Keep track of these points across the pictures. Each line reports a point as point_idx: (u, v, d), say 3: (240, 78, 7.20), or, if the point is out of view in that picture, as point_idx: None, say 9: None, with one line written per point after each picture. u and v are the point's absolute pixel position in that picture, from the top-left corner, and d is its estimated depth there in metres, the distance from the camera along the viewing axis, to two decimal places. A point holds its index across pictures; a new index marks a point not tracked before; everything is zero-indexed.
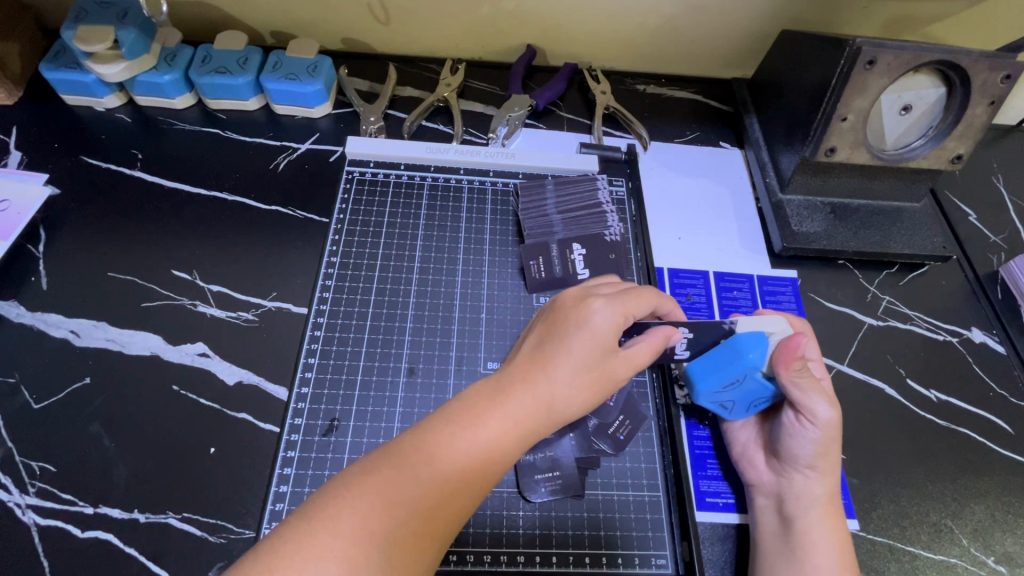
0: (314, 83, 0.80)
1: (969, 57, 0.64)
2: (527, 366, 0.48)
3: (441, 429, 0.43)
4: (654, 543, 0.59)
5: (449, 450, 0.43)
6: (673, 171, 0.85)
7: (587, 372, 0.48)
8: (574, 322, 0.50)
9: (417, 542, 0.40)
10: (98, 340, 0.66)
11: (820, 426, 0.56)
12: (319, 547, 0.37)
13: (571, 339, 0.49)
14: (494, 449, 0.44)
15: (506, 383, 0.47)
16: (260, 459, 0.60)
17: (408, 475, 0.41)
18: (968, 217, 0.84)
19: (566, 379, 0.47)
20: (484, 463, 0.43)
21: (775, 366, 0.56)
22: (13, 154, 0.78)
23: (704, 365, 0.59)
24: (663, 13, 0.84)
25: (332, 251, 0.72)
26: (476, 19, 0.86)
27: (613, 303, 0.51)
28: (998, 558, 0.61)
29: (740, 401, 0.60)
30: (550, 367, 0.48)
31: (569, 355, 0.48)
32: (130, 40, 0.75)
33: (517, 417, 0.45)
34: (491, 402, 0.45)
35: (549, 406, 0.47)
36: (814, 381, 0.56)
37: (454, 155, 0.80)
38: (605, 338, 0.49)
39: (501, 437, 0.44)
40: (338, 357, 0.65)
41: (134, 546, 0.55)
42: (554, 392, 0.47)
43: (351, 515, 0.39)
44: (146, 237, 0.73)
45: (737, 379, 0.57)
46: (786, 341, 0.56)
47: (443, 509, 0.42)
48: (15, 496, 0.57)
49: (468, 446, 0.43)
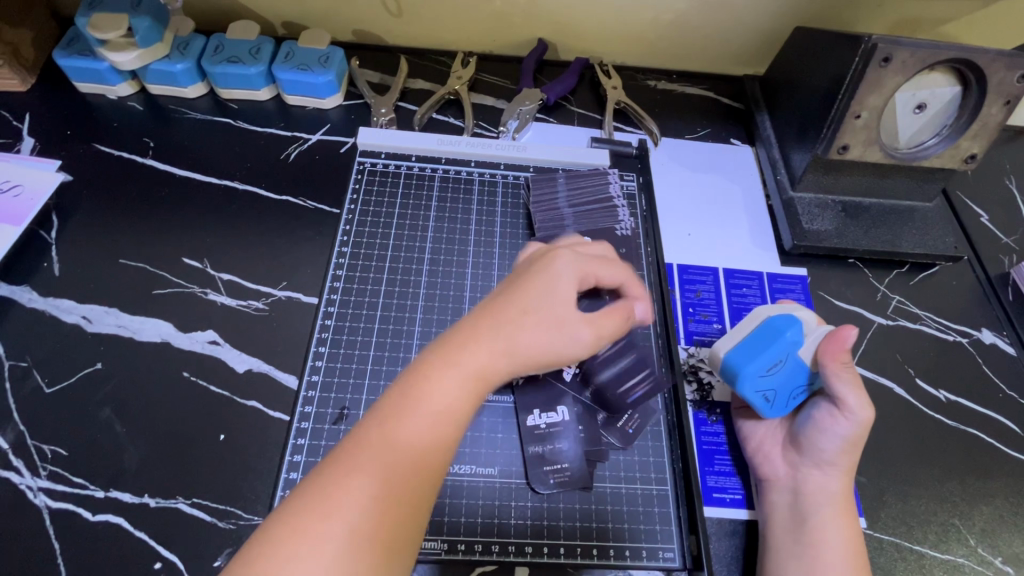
0: (326, 74, 0.80)
1: (986, 56, 0.64)
2: (478, 326, 0.48)
3: (398, 400, 0.44)
4: (661, 536, 0.59)
5: (408, 420, 0.43)
6: (683, 167, 0.85)
7: (542, 327, 0.49)
8: (541, 278, 0.51)
9: (404, 514, 0.40)
10: (110, 326, 0.66)
11: (855, 423, 0.57)
12: (302, 536, 0.37)
13: (535, 296, 0.50)
14: (456, 407, 0.45)
15: (459, 346, 0.47)
16: (269, 447, 0.60)
17: (381, 445, 0.41)
18: (980, 217, 0.83)
19: (521, 335, 0.48)
20: (444, 424, 0.44)
21: (823, 359, 0.58)
22: (27, 139, 0.79)
23: (744, 349, 0.59)
24: (676, 8, 0.84)
25: (343, 240, 0.73)
26: (488, 11, 0.86)
27: (574, 262, 0.52)
28: (1005, 559, 0.61)
29: (782, 391, 0.59)
30: (510, 321, 0.48)
31: (528, 310, 0.49)
32: (144, 28, 0.75)
33: (473, 371, 0.46)
34: (447, 363, 0.46)
35: (509, 357, 0.48)
36: (856, 378, 0.58)
37: (466, 147, 0.79)
38: (567, 295, 0.51)
39: (461, 392, 0.45)
40: (349, 346, 0.66)
41: (144, 531, 0.56)
42: (514, 344, 0.48)
43: (325, 500, 0.39)
44: (156, 225, 0.74)
45: (778, 360, 0.58)
46: (833, 334, 0.58)
47: (420, 477, 0.42)
48: (27, 479, 0.57)
49: (433, 407, 0.44)
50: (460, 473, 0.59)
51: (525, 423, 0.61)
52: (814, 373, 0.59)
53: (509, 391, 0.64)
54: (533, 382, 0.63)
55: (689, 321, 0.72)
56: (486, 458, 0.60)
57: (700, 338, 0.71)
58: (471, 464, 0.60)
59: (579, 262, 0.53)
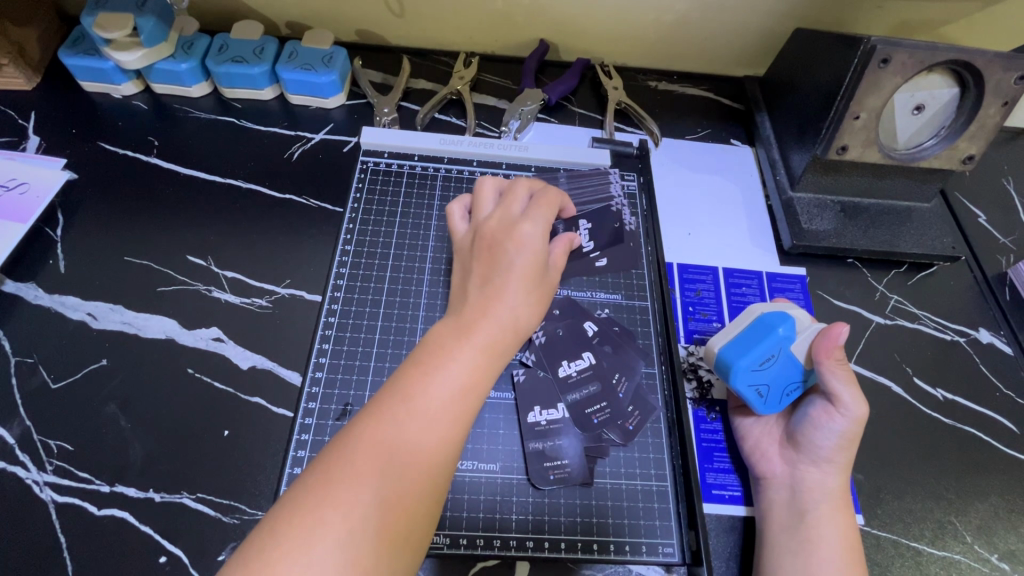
0: (330, 73, 0.81)
1: (984, 57, 0.64)
2: (478, 297, 0.48)
3: (414, 373, 0.44)
4: (661, 532, 0.59)
5: (425, 391, 0.43)
6: (684, 167, 0.86)
7: (530, 290, 0.50)
8: (510, 241, 0.51)
9: (424, 480, 0.41)
10: (115, 322, 0.67)
11: (850, 420, 0.58)
12: (321, 502, 0.37)
13: (515, 263, 0.50)
14: (471, 380, 0.44)
15: (465, 319, 0.47)
16: (273, 443, 0.61)
17: (395, 415, 0.41)
18: (978, 218, 0.84)
19: (516, 301, 0.48)
20: (463, 395, 0.44)
21: (817, 357, 0.58)
22: (32, 138, 0.79)
23: (737, 344, 0.60)
24: (677, 9, 0.85)
25: (346, 239, 0.73)
26: (490, 11, 0.86)
27: (540, 222, 0.53)
28: (1001, 556, 0.62)
29: (775, 386, 0.60)
30: (499, 290, 0.48)
31: (513, 277, 0.49)
32: (149, 28, 0.76)
33: (483, 345, 0.46)
34: (457, 336, 0.46)
35: (511, 330, 0.48)
36: (850, 375, 0.58)
37: (467, 146, 0.80)
38: (542, 252, 0.51)
39: (475, 367, 0.45)
40: (352, 342, 0.66)
41: (149, 525, 0.56)
42: (513, 312, 0.48)
43: (344, 466, 0.39)
44: (160, 223, 0.74)
45: (771, 355, 0.59)
46: (825, 331, 0.59)
47: (438, 447, 0.42)
48: (33, 474, 0.58)
49: (450, 381, 0.44)
50: (462, 468, 0.60)
51: (526, 420, 0.62)
52: (808, 370, 0.60)
53: (509, 388, 0.64)
54: (534, 379, 0.64)
55: (689, 319, 0.73)
56: (487, 453, 0.61)
57: (700, 336, 0.71)
58: (472, 459, 0.60)
59: (542, 219, 0.53)
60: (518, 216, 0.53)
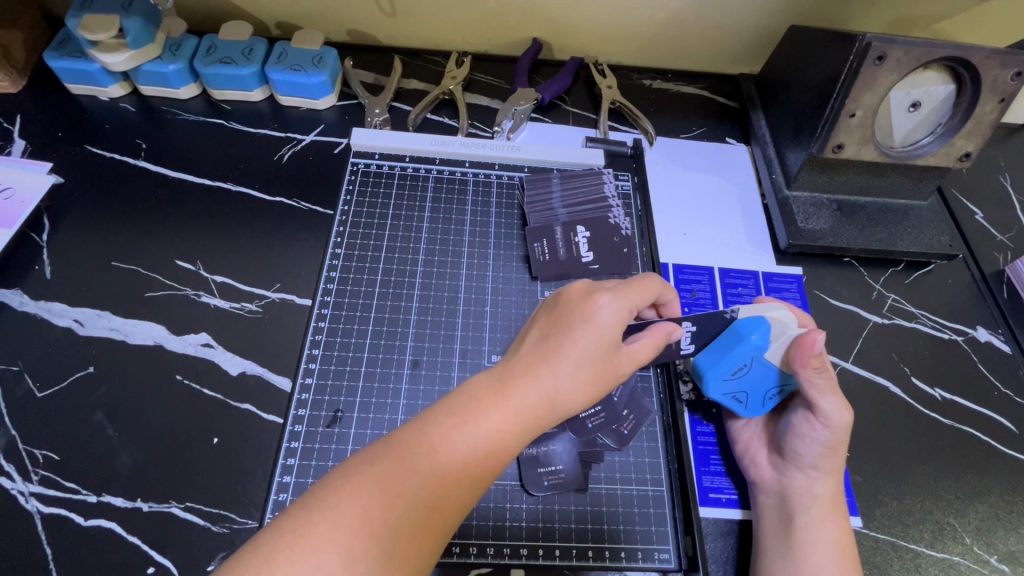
0: (320, 74, 0.80)
1: (980, 53, 0.64)
2: (531, 359, 0.46)
3: (441, 421, 0.42)
4: (657, 538, 0.59)
5: (449, 445, 0.41)
6: (680, 166, 0.85)
7: (589, 369, 0.46)
8: (578, 312, 0.48)
9: (424, 534, 0.39)
10: (102, 329, 0.66)
11: (831, 427, 0.56)
12: (319, 536, 0.36)
13: (577, 331, 0.47)
14: (496, 447, 0.42)
15: (510, 379, 0.45)
16: (263, 450, 0.60)
17: (412, 461, 0.40)
18: (975, 216, 0.83)
19: (569, 374, 0.45)
20: (484, 458, 0.42)
21: (793, 365, 0.55)
22: (18, 141, 0.78)
23: (711, 353, 0.59)
24: (670, 7, 0.84)
25: (337, 242, 0.72)
26: (481, 10, 0.86)
27: (621, 297, 0.50)
28: (1000, 557, 0.61)
29: (753, 392, 0.60)
30: (551, 355, 0.46)
31: (569, 346, 0.46)
32: (136, 29, 0.75)
33: (518, 412, 0.43)
34: (494, 395, 0.43)
35: (549, 402, 0.45)
36: (828, 381, 0.56)
37: (460, 147, 0.79)
38: (612, 332, 0.48)
39: (504, 432, 0.42)
40: (342, 348, 0.65)
41: (138, 536, 0.55)
42: (558, 386, 0.45)
43: (350, 504, 0.37)
44: (149, 227, 0.73)
45: (743, 365, 0.58)
46: (800, 339, 0.55)
47: (446, 504, 0.40)
48: (18, 484, 0.57)
49: (474, 441, 0.41)
50: None
51: None
52: (787, 374, 0.58)
53: None
54: None
55: None
56: None
57: None
58: None
59: (625, 297, 0.50)
60: (594, 287, 0.52)
